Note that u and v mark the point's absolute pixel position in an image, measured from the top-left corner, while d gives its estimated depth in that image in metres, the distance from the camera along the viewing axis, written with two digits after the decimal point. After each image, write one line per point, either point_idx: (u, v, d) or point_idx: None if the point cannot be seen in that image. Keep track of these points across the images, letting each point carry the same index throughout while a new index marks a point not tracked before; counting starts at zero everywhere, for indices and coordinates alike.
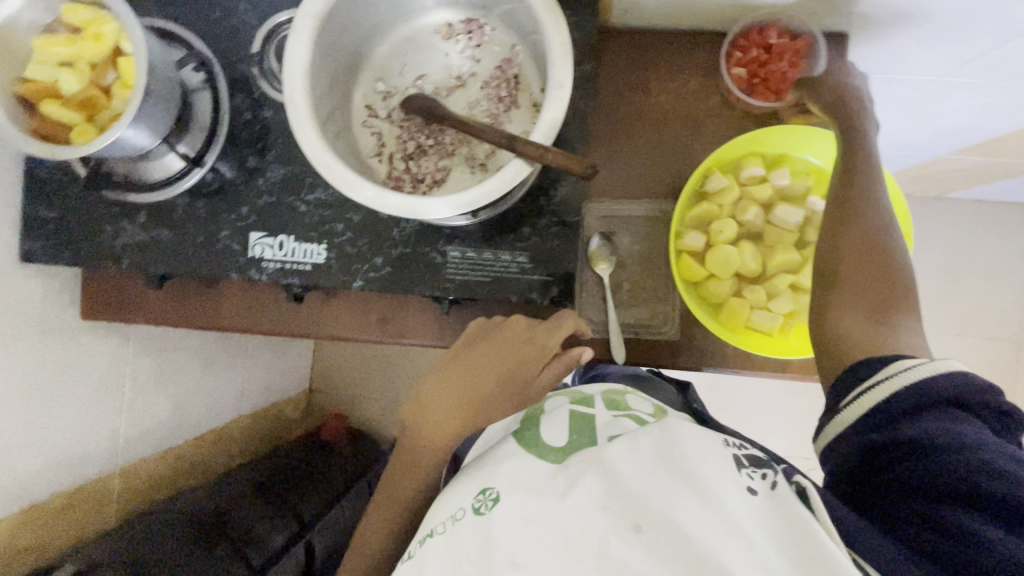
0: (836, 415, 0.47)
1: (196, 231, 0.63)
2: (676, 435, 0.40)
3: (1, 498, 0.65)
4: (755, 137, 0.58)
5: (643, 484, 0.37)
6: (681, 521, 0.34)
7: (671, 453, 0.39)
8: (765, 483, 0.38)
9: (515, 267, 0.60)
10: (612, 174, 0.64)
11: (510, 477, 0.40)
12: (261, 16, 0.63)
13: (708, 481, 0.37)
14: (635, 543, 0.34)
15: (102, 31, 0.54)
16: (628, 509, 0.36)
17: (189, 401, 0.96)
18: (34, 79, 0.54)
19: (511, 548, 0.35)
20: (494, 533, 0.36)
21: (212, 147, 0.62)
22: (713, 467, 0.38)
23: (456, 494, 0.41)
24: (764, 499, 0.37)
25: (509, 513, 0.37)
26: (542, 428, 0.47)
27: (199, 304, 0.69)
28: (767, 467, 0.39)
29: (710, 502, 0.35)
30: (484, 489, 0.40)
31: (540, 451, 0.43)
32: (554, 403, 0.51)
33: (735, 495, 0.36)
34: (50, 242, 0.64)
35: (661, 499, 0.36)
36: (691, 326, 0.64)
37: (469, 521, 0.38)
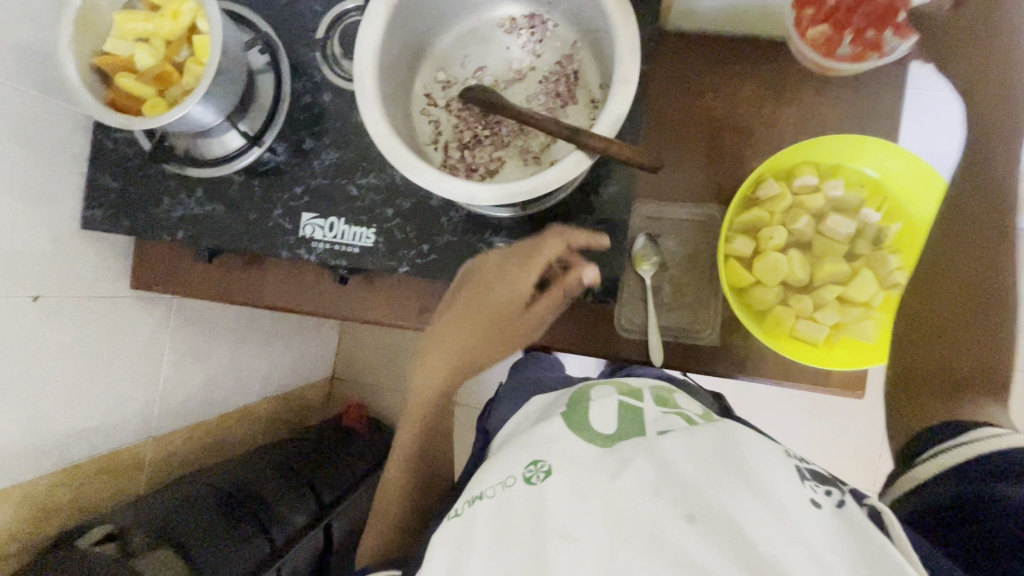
0: (915, 467, 0.47)
1: (250, 208, 0.65)
2: (736, 437, 0.39)
3: (43, 455, 0.67)
4: (813, 145, 0.57)
5: (700, 478, 0.36)
6: (741, 521, 0.33)
7: (731, 453, 0.37)
8: (829, 496, 0.36)
9: (560, 262, 0.60)
10: (660, 176, 0.64)
11: (562, 452, 0.40)
12: (327, 3, 0.64)
13: (771, 485, 0.35)
14: (690, 534, 0.33)
15: (181, 10, 0.56)
16: (683, 498, 0.35)
17: (222, 378, 0.98)
18: (115, 53, 0.56)
19: (562, 519, 0.35)
20: (546, 502, 0.37)
21: (272, 127, 0.64)
22: (777, 472, 0.36)
23: (508, 460, 0.42)
24: (829, 511, 0.35)
25: (560, 486, 0.37)
26: (591, 411, 0.46)
27: (245, 280, 0.71)
28: (831, 483, 0.37)
29: (773, 507, 0.34)
30: (537, 460, 0.40)
31: (587, 432, 0.43)
32: (601, 392, 0.50)
33: (800, 504, 0.34)
34: (110, 210, 0.67)
35: (718, 495, 0.35)
36: (731, 333, 0.64)
37: (519, 488, 0.39)
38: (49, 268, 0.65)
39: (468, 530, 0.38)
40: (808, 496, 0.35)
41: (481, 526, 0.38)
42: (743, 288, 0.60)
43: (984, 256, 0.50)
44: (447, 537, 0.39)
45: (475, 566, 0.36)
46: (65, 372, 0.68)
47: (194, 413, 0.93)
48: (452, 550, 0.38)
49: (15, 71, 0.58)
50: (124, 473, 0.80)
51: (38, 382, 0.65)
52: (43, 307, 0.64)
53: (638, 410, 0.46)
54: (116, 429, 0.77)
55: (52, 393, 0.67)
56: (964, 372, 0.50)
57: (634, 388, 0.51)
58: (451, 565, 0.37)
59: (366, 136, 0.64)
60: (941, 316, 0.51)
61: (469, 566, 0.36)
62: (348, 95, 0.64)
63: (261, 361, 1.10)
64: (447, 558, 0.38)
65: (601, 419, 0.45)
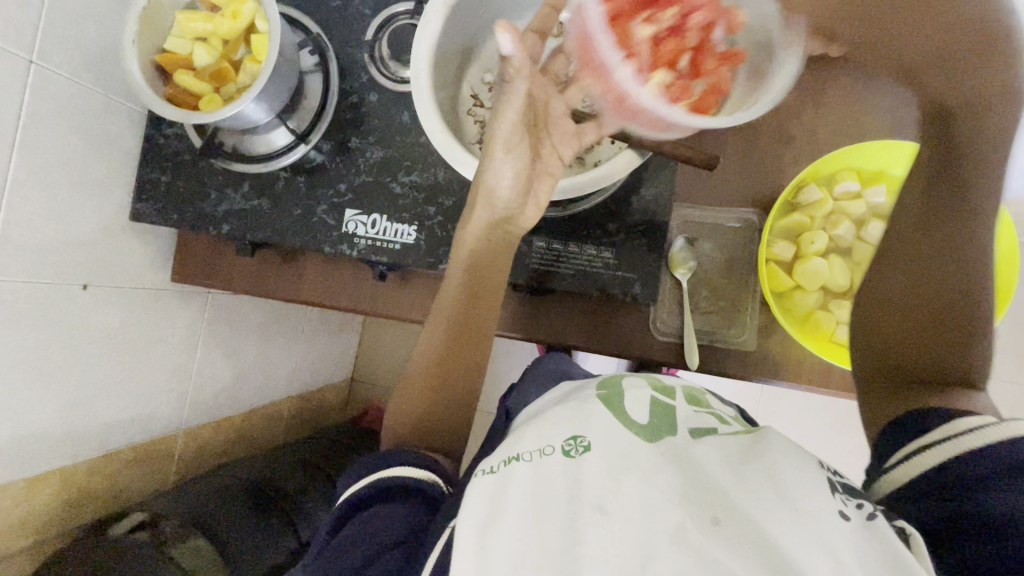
0: (887, 472, 0.43)
1: (294, 204, 0.66)
2: (767, 446, 0.39)
3: (83, 441, 0.68)
4: (859, 149, 0.58)
5: (729, 481, 0.36)
6: (766, 526, 0.32)
7: (758, 460, 0.37)
8: (860, 509, 0.35)
9: (599, 262, 0.61)
10: (698, 179, 0.65)
11: (604, 429, 0.40)
12: (377, 8, 0.67)
13: (802, 497, 0.34)
14: (715, 535, 0.33)
15: (240, 10, 0.58)
16: (710, 499, 0.35)
17: (252, 374, 0.99)
18: (173, 51, 0.59)
19: (597, 494, 0.35)
20: (583, 477, 0.37)
21: (318, 126, 0.66)
22: (805, 482, 0.35)
23: (546, 427, 0.42)
24: (859, 523, 0.34)
25: (597, 464, 0.37)
26: (626, 394, 0.44)
27: (285, 275, 0.72)
28: (864, 498, 0.36)
29: (800, 517, 0.33)
30: (577, 435, 0.40)
31: (623, 418, 0.41)
32: (633, 380, 0.47)
33: (827, 514, 0.34)
34: (158, 203, 0.68)
35: (743, 496, 0.34)
36: (767, 337, 0.64)
37: (558, 460, 0.38)
38: (99, 257, 0.66)
39: (501, 490, 0.38)
40: (837, 506, 0.35)
41: (516, 488, 0.37)
42: (782, 293, 0.61)
43: (940, 273, 0.48)
44: (479, 491, 0.38)
45: (506, 526, 0.35)
46: (110, 360, 0.69)
47: (224, 407, 0.94)
48: (483, 506, 0.37)
49: (77, 65, 0.60)
50: (157, 464, 0.81)
51: (85, 369, 0.66)
52: (92, 296, 0.66)
53: (670, 403, 0.44)
54: (152, 420, 0.78)
55: (95, 380, 0.68)
56: (911, 367, 0.48)
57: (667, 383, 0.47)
58: (479, 523, 0.36)
59: (409, 135, 0.65)
60: (893, 326, 0.50)
61: (500, 526, 0.36)
62: (393, 95, 0.66)
63: (288, 359, 1.11)
64: (476, 513, 0.37)
65: (635, 407, 0.43)
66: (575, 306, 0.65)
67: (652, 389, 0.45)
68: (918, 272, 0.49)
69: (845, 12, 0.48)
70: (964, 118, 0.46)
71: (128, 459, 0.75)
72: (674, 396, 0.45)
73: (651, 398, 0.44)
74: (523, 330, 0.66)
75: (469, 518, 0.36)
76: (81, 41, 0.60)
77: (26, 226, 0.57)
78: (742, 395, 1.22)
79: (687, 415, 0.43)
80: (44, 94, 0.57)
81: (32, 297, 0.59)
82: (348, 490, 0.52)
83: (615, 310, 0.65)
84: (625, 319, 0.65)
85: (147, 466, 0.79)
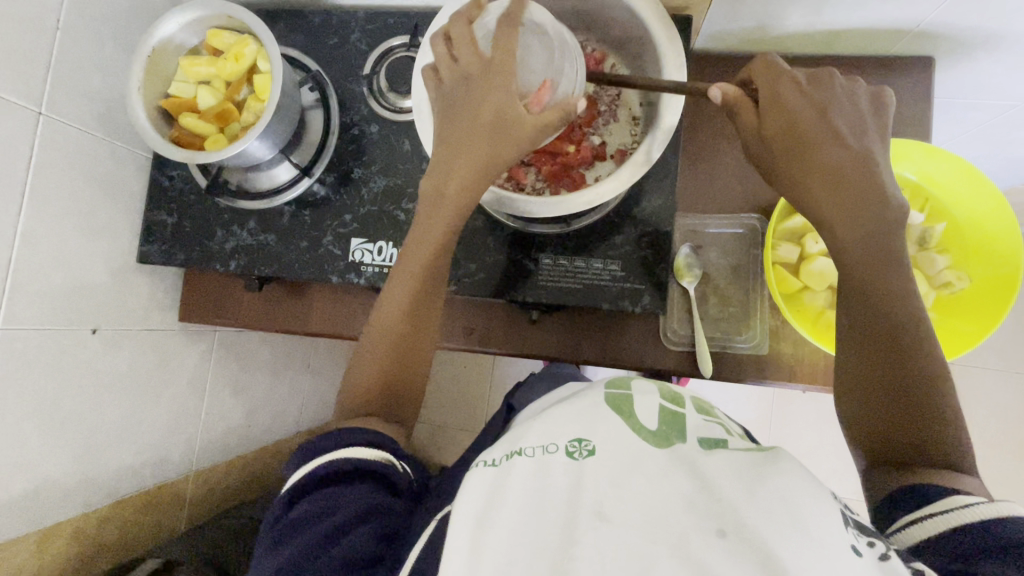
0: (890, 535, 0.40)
1: (301, 237, 0.67)
2: (782, 466, 0.36)
3: (93, 488, 0.66)
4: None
5: (739, 494, 0.34)
6: (774, 547, 0.31)
7: (768, 477, 0.35)
8: (872, 548, 0.33)
9: (607, 275, 0.61)
10: (698, 191, 0.67)
11: (608, 431, 0.39)
12: (374, 44, 0.69)
13: (813, 521, 0.32)
14: (720, 550, 0.32)
15: (243, 52, 0.59)
16: (716, 511, 0.33)
17: (261, 411, 0.98)
18: (179, 96, 0.60)
19: (598, 499, 0.35)
20: (584, 480, 0.36)
21: (323, 159, 0.67)
22: (820, 508, 0.33)
23: (552, 422, 0.41)
24: (870, 561, 0.32)
25: (601, 469, 0.36)
26: (636, 399, 0.43)
27: (292, 308, 0.73)
28: (876, 535, 0.34)
29: (811, 539, 0.31)
30: (582, 438, 0.39)
31: (632, 422, 0.41)
32: (644, 384, 0.45)
33: (840, 547, 0.31)
34: (165, 244, 0.69)
35: (752, 512, 0.32)
36: (779, 341, 0.64)
37: (560, 460, 0.38)
38: (109, 301, 0.67)
39: (499, 484, 0.37)
40: (850, 541, 0.32)
41: (517, 483, 0.37)
42: (792, 295, 0.62)
43: (888, 342, 0.46)
44: (476, 481, 0.38)
45: (503, 522, 0.35)
46: (122, 405, 0.69)
47: (236, 446, 0.92)
48: (479, 499, 0.36)
49: (85, 115, 0.61)
50: (169, 510, 0.79)
51: (97, 414, 0.66)
52: (102, 341, 0.66)
53: (678, 411, 0.43)
54: (164, 464, 0.77)
55: (106, 425, 0.67)
56: (896, 437, 0.44)
57: (674, 390, 0.46)
58: (476, 515, 0.36)
59: (411, 163, 0.66)
60: (869, 397, 0.46)
61: (495, 521, 0.35)
62: (394, 124, 0.67)
63: (296, 393, 1.10)
64: (473, 505, 0.36)
65: (644, 411, 0.42)
66: (584, 321, 0.66)
67: (660, 397, 0.44)
68: (867, 336, 0.47)
69: (782, 146, 0.50)
70: (841, 192, 0.48)
71: (141, 505, 0.73)
72: (683, 404, 0.44)
73: (661, 405, 0.43)
74: (536, 349, 0.67)
75: (467, 511, 0.36)
76: (89, 91, 0.62)
77: (36, 274, 0.58)
78: (754, 402, 1.22)
79: (695, 424, 0.42)
80: (54, 144, 0.58)
81: (42, 343, 0.59)
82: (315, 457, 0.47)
83: (626, 322, 0.66)
84: (637, 331, 0.65)
85: (161, 511, 0.77)
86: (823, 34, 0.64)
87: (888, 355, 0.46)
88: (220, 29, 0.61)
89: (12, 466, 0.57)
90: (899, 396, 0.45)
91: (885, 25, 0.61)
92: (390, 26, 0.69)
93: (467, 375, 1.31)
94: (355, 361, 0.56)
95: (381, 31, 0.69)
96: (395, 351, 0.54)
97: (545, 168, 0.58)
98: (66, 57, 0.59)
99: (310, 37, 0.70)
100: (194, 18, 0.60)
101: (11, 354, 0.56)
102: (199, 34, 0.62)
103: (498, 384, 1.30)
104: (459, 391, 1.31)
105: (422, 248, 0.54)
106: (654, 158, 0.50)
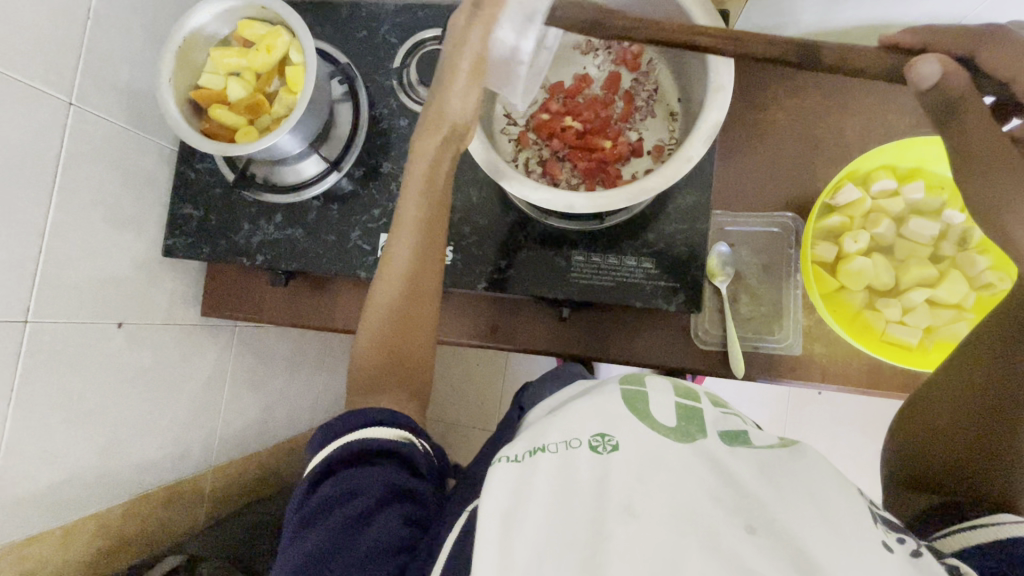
0: (949, 535, 0.39)
1: (328, 231, 0.66)
2: (808, 461, 0.35)
3: (116, 481, 0.65)
4: (887, 150, 0.58)
5: (767, 488, 0.33)
6: (808, 546, 0.30)
7: (797, 474, 0.34)
8: (903, 544, 0.32)
9: (641, 272, 0.60)
10: (732, 187, 0.66)
11: (633, 424, 0.36)
12: (403, 36, 0.68)
13: (840, 513, 0.31)
14: (751, 547, 0.30)
15: (275, 43, 0.58)
16: (744, 507, 0.32)
17: (279, 408, 0.97)
18: (208, 87, 0.60)
19: (625, 494, 0.33)
20: (611, 478, 0.33)
21: (350, 153, 0.66)
22: (847, 502, 0.32)
23: (572, 414, 0.38)
24: (905, 558, 0.30)
25: (626, 465, 0.34)
26: (651, 397, 0.39)
27: (317, 304, 0.73)
28: (905, 532, 0.33)
29: (842, 536, 0.30)
30: (605, 432, 0.36)
31: (647, 421, 0.37)
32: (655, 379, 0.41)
33: (872, 541, 0.30)
34: (190, 238, 0.68)
35: (783, 510, 0.32)
36: (812, 341, 0.63)
37: (584, 456, 0.35)
38: (133, 294, 0.66)
39: (524, 482, 0.35)
40: (881, 536, 0.31)
41: (543, 482, 0.34)
42: (828, 295, 0.60)
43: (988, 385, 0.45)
44: (500, 479, 0.35)
45: (533, 521, 0.33)
46: (147, 400, 0.68)
47: (254, 442, 0.91)
48: (506, 497, 0.34)
49: (114, 106, 0.61)
50: (190, 507, 0.78)
51: (121, 409, 0.65)
52: (126, 334, 0.65)
53: (695, 406, 0.38)
54: (185, 459, 0.75)
55: (129, 420, 0.66)
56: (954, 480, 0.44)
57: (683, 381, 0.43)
58: (504, 514, 0.34)
59: None
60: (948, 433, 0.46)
61: (526, 520, 0.33)
62: None
63: (313, 388, 1.09)
64: (500, 503, 0.34)
65: (659, 408, 0.38)
66: (611, 318, 0.66)
67: (674, 393, 0.39)
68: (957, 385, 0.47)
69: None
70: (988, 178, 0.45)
71: (161, 501, 0.72)
72: (698, 399, 0.39)
73: (676, 402, 0.38)
74: (562, 347, 0.66)
75: (493, 510, 0.34)
76: (117, 82, 0.61)
77: (63, 266, 0.57)
78: (770, 403, 1.21)
79: (715, 416, 0.38)
80: (82, 135, 0.57)
81: (69, 335, 0.58)
82: (333, 439, 0.48)
83: (651, 321, 0.65)
84: (665, 331, 0.65)
85: (181, 506, 0.76)
86: (862, 30, 0.63)
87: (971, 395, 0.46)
88: (251, 19, 0.60)
89: (36, 460, 0.56)
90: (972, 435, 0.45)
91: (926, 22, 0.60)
92: (420, 20, 0.68)
93: (483, 373, 1.30)
94: (363, 328, 0.57)
95: (412, 24, 0.68)
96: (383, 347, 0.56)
97: (580, 165, 0.58)
98: (95, 47, 0.58)
99: (340, 29, 0.69)
100: (226, 8, 0.59)
101: (40, 346, 0.55)
102: (229, 24, 0.61)
103: (514, 381, 1.29)
104: (474, 388, 1.30)
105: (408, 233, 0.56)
106: (696, 156, 0.49)
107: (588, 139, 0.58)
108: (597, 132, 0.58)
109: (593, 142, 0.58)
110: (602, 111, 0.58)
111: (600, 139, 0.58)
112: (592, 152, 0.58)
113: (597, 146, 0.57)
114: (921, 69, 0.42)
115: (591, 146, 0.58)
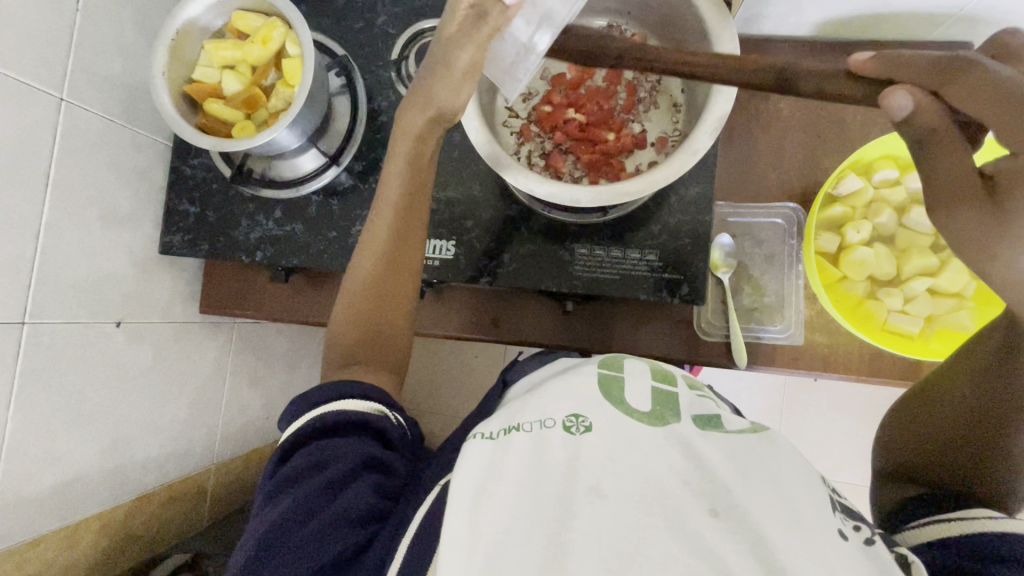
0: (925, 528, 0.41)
1: (329, 227, 0.66)
2: (775, 449, 0.35)
3: (119, 481, 0.65)
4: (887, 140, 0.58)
5: (731, 473, 0.33)
6: (768, 532, 0.30)
7: (763, 461, 0.34)
8: (858, 532, 0.31)
9: (643, 265, 0.60)
10: (735, 179, 0.66)
11: (607, 408, 0.37)
12: (401, 27, 0.67)
13: (803, 499, 0.32)
14: (713, 530, 0.31)
15: (271, 36, 0.57)
16: (710, 491, 0.32)
17: (280, 404, 0.97)
18: (202, 80, 0.59)
19: (594, 477, 0.33)
20: (581, 459, 0.34)
21: (348, 147, 0.65)
22: (805, 488, 0.32)
23: (550, 395, 0.38)
24: (857, 546, 0.30)
25: (598, 450, 0.34)
26: (626, 382, 0.40)
27: (318, 300, 0.72)
28: (862, 520, 0.33)
29: (802, 525, 0.30)
30: (579, 413, 0.36)
31: (622, 406, 0.37)
32: (634, 364, 0.42)
33: (829, 529, 0.30)
34: (188, 235, 0.68)
35: (745, 494, 0.32)
36: (814, 331, 0.63)
37: (558, 436, 0.35)
38: (131, 293, 0.65)
39: (497, 458, 0.35)
40: (837, 525, 0.31)
41: (516, 458, 0.35)
42: (830, 286, 0.61)
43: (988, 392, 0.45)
44: (472, 455, 0.35)
45: (503, 493, 0.33)
46: (147, 400, 0.67)
47: (255, 438, 0.91)
48: (478, 472, 0.34)
49: (107, 101, 0.59)
50: (194, 506, 0.77)
51: (122, 409, 0.64)
52: (125, 333, 0.64)
53: (672, 390, 0.40)
54: (187, 457, 0.75)
55: (130, 420, 0.65)
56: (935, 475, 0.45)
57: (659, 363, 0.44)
58: (476, 488, 0.34)
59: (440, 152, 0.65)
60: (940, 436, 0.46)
61: (496, 494, 0.33)
62: None
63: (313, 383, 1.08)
64: (472, 479, 0.34)
65: (634, 393, 0.39)
66: (610, 310, 0.66)
67: (652, 377, 0.41)
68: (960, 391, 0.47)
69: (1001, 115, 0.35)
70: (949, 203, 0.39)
71: (165, 500, 0.72)
72: (675, 382, 0.41)
73: (653, 386, 0.40)
74: (564, 340, 0.66)
75: (464, 485, 0.34)
76: (109, 75, 0.60)
77: (60, 265, 0.56)
78: (767, 390, 1.22)
79: (690, 400, 0.40)
80: (76, 131, 0.56)
81: (68, 336, 0.57)
82: (307, 413, 0.49)
83: (653, 312, 0.65)
84: (665, 322, 0.65)
85: (185, 505, 0.76)
86: (864, 17, 0.62)
87: (971, 403, 0.45)
88: (245, 11, 0.59)
89: (39, 462, 0.55)
90: (970, 433, 0.44)
91: (929, 10, 0.59)
92: (417, 10, 0.67)
93: (482, 365, 1.31)
94: (341, 306, 0.57)
95: (410, 14, 0.67)
96: (370, 336, 0.57)
97: (584, 157, 0.57)
98: (87, 41, 0.56)
99: (337, 20, 0.68)
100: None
101: (39, 348, 0.54)
102: (223, 15, 0.60)
103: None
104: (473, 379, 1.30)
105: (384, 211, 0.56)
106: (703, 147, 0.49)
107: (591, 131, 0.58)
108: (598, 124, 0.58)
109: (596, 135, 0.57)
110: (604, 102, 0.58)
111: (602, 131, 0.58)
112: (596, 144, 0.58)
113: (599, 139, 0.57)
114: (892, 104, 0.38)
115: (593, 139, 0.58)
